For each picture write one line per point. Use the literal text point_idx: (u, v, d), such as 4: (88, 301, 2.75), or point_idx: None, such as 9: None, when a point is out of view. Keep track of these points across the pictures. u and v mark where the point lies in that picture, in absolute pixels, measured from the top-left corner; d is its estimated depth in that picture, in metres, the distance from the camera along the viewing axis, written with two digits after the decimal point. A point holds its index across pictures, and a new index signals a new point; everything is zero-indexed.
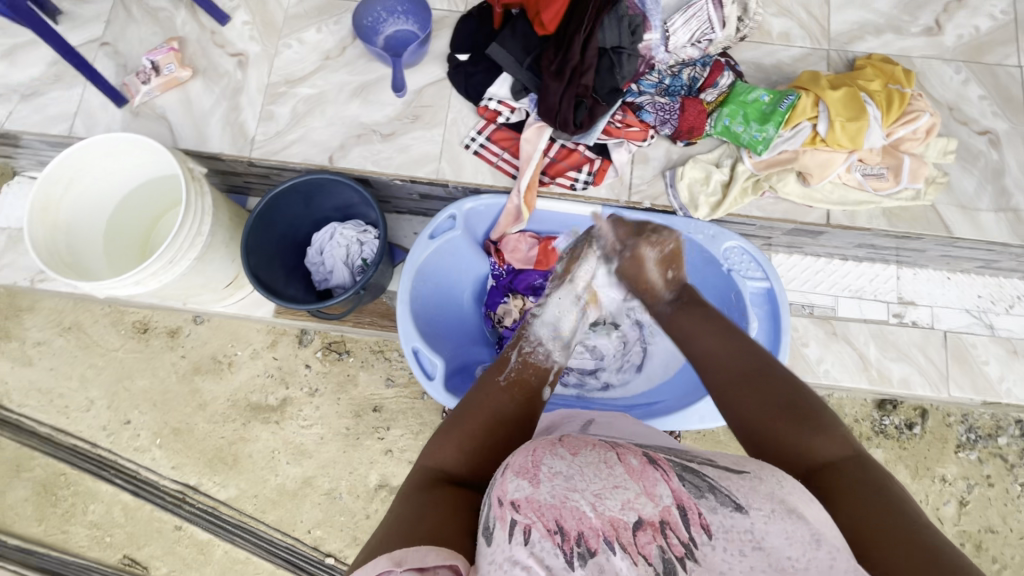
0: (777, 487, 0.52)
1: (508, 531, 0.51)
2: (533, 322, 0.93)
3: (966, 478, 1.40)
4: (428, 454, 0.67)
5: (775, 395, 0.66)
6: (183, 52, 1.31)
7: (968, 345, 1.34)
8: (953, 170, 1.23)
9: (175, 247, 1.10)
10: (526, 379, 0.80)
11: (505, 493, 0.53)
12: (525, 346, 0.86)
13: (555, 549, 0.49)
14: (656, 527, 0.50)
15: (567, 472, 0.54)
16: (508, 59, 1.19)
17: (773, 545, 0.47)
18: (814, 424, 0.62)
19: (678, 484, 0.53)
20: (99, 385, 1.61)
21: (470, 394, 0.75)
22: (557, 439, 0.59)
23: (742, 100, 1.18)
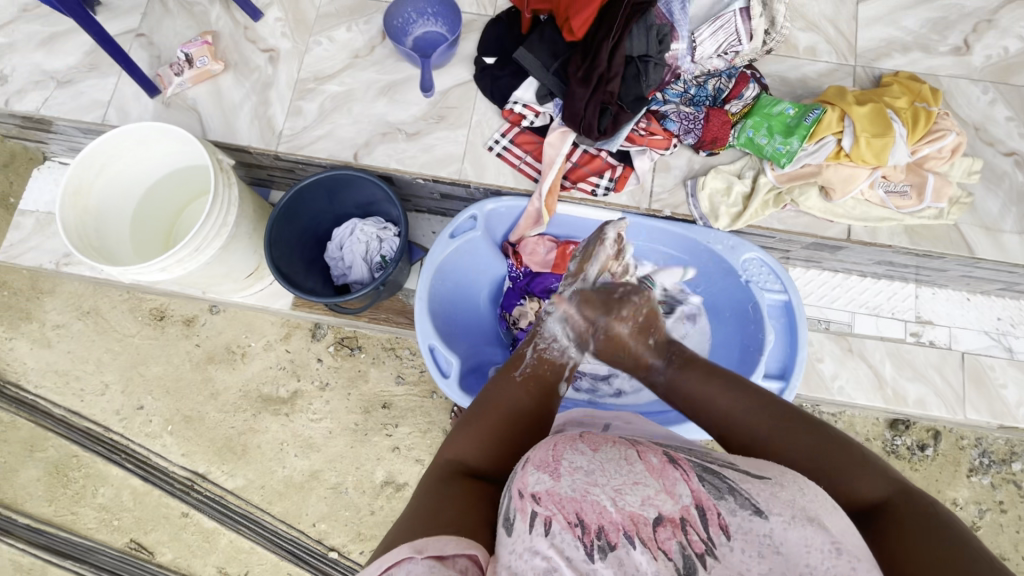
0: (798, 494, 0.52)
1: (529, 522, 0.52)
2: (546, 318, 0.94)
3: (978, 503, 1.38)
4: (447, 448, 0.67)
5: (812, 439, 0.63)
6: (216, 46, 1.34)
7: (986, 367, 1.33)
8: (977, 191, 1.22)
9: (201, 236, 1.12)
10: (542, 374, 0.81)
11: (526, 485, 0.55)
12: (540, 342, 0.89)
13: (575, 541, 0.50)
14: (676, 523, 0.50)
15: (588, 467, 0.55)
16: (535, 64, 1.21)
17: (790, 551, 0.47)
18: (857, 462, 0.60)
19: (698, 484, 0.52)
20: (114, 370, 1.63)
21: (486, 388, 0.76)
22: (577, 436, 0.61)
23: (767, 113, 1.18)
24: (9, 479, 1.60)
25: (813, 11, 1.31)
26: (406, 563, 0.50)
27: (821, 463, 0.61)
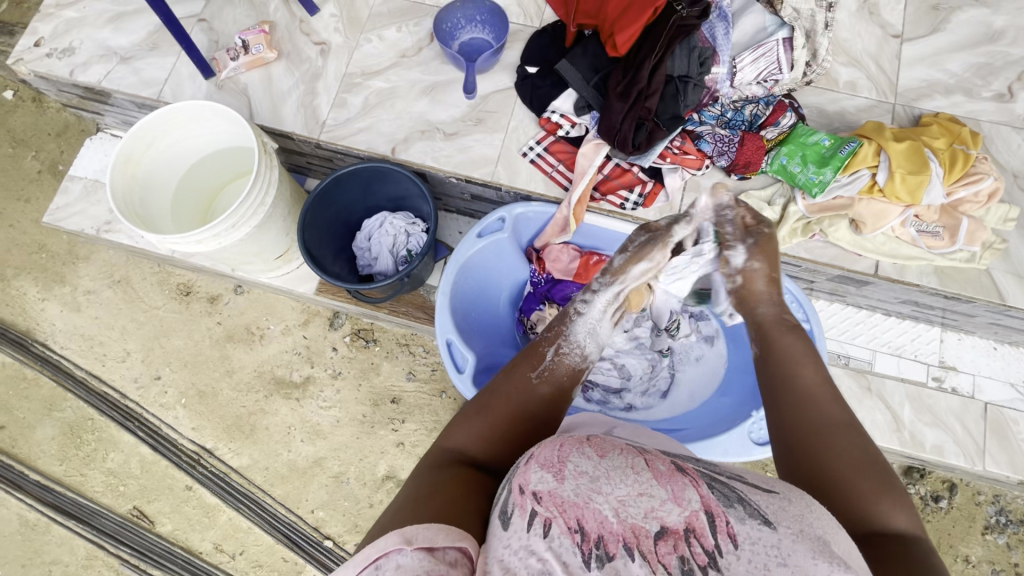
0: (807, 511, 0.50)
1: (527, 520, 0.51)
2: (575, 316, 0.88)
3: (992, 562, 1.34)
4: (447, 436, 0.67)
5: (869, 454, 0.59)
6: (272, 36, 1.40)
7: (1009, 421, 1.30)
8: (1012, 238, 1.20)
9: (238, 214, 1.16)
10: (558, 381, 0.76)
11: (528, 483, 0.53)
12: (564, 346, 0.81)
13: (573, 547, 0.48)
14: (679, 535, 0.49)
15: (594, 473, 0.53)
16: (576, 77, 1.24)
17: (798, 564, 0.46)
18: (895, 494, 0.56)
19: (707, 491, 0.52)
20: (137, 339, 1.68)
21: (496, 382, 0.73)
22: (585, 437, 0.58)
23: (802, 142, 1.18)
24: (25, 435, 1.65)
25: (856, 47, 1.32)
26: (394, 555, 0.48)
27: (859, 478, 0.57)
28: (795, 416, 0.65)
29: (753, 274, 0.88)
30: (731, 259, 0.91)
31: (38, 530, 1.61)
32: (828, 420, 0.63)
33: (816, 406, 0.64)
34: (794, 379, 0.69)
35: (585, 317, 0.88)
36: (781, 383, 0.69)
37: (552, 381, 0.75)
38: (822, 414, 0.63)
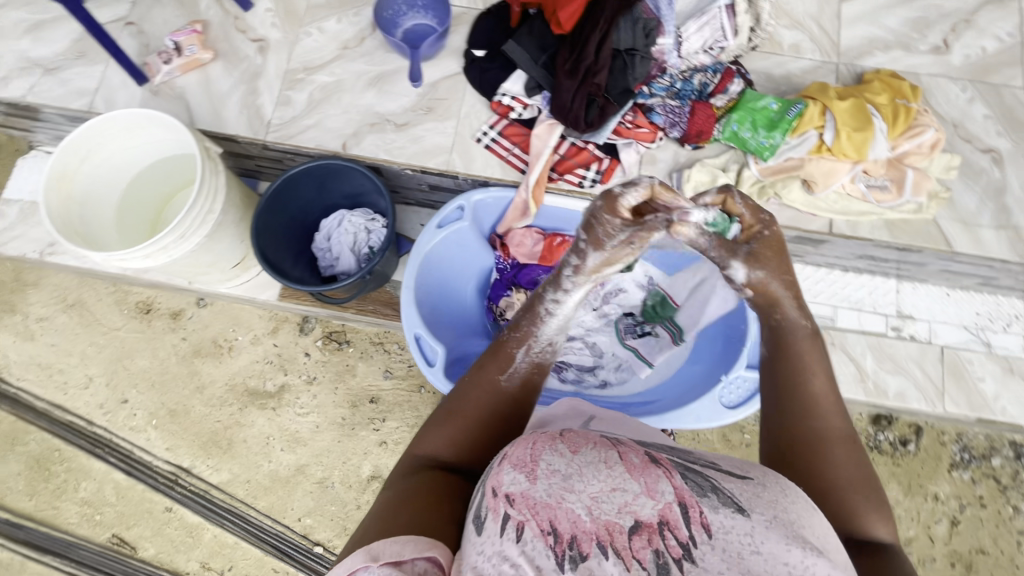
0: (781, 496, 0.49)
1: (499, 524, 0.47)
2: (545, 318, 0.77)
3: (959, 497, 1.40)
4: (419, 444, 0.66)
5: (863, 467, 0.64)
6: (206, 36, 1.34)
7: (965, 361, 1.35)
8: (956, 186, 1.25)
9: (186, 225, 1.12)
10: (529, 381, 0.72)
11: (500, 484, 0.49)
12: (534, 344, 0.75)
13: (546, 550, 0.44)
14: (653, 529, 0.45)
15: (566, 471, 0.49)
16: (522, 56, 1.21)
17: (771, 550, 0.43)
18: (878, 500, 0.63)
19: (681, 481, 0.48)
20: (99, 363, 1.62)
21: (463, 385, 0.70)
22: (558, 433, 0.54)
23: (751, 107, 1.20)
24: None
25: (797, 9, 1.34)
26: (362, 573, 0.47)
27: (853, 488, 0.62)
28: (805, 422, 0.66)
29: (765, 284, 0.73)
30: (732, 276, 0.75)
31: (14, 569, 1.55)
32: (835, 431, 0.65)
33: (826, 418, 0.66)
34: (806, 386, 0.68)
35: (555, 320, 0.77)
36: (793, 388, 0.68)
37: (524, 383, 0.71)
38: (831, 425, 0.66)
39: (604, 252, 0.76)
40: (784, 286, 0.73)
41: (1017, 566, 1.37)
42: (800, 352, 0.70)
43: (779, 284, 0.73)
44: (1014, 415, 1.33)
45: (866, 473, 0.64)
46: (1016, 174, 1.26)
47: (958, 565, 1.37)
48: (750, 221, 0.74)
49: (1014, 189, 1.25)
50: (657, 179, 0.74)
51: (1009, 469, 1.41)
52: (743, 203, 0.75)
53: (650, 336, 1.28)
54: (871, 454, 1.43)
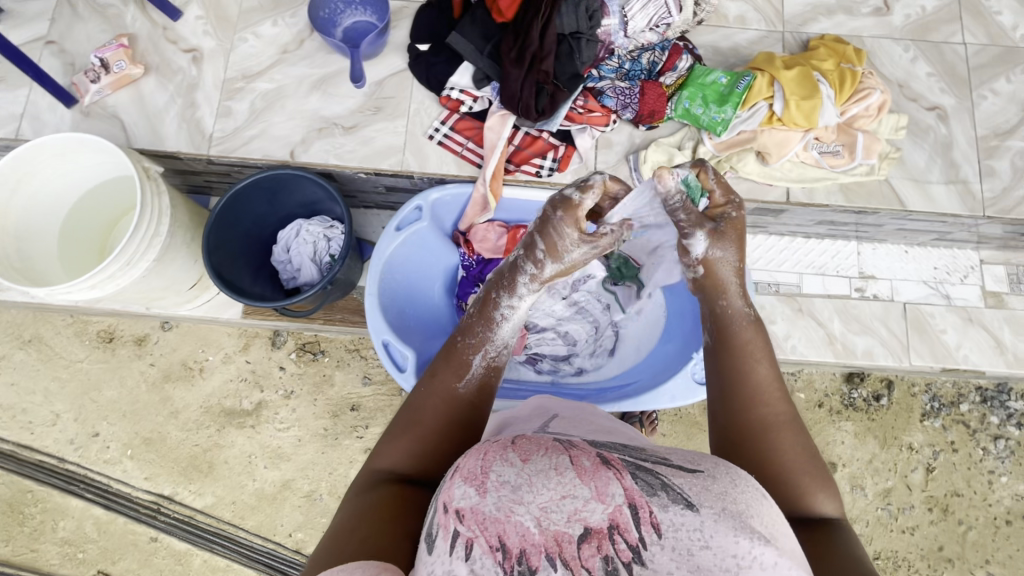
0: (731, 487, 0.50)
1: (450, 542, 0.49)
2: (500, 322, 0.77)
3: (932, 445, 1.45)
4: (378, 458, 0.66)
5: (807, 447, 0.66)
6: (134, 50, 1.27)
7: (927, 315, 1.39)
8: (905, 145, 1.26)
9: (130, 251, 1.07)
10: (487, 387, 0.73)
11: (451, 500, 0.51)
12: (490, 350, 0.75)
13: (496, 566, 0.46)
14: (602, 535, 0.47)
15: (516, 482, 0.50)
16: (467, 48, 1.19)
17: (719, 544, 0.45)
18: (825, 479, 0.64)
19: (631, 482, 0.49)
20: (65, 399, 1.56)
21: (419, 394, 0.71)
22: (509, 441, 0.56)
23: (701, 83, 1.19)
24: None
25: None
26: None
27: (800, 469, 0.64)
28: (750, 410, 0.67)
29: (717, 262, 0.77)
30: (691, 249, 0.78)
31: None
32: (779, 415, 0.67)
33: (770, 404, 0.67)
34: (747, 373, 0.69)
35: (510, 323, 0.78)
36: (737, 376, 0.69)
37: (482, 387, 0.72)
38: (774, 410, 0.67)
39: (561, 262, 0.79)
40: (731, 268, 0.77)
41: (990, 504, 1.43)
42: (741, 339, 0.72)
43: (726, 264, 0.77)
44: (977, 362, 1.37)
45: (809, 451, 0.66)
46: (961, 129, 1.28)
47: (934, 510, 1.42)
48: (720, 201, 0.80)
49: (961, 143, 1.27)
50: (607, 179, 0.81)
51: (977, 413, 1.46)
52: (715, 179, 0.80)
53: (625, 288, 1.27)
54: (847, 412, 1.46)
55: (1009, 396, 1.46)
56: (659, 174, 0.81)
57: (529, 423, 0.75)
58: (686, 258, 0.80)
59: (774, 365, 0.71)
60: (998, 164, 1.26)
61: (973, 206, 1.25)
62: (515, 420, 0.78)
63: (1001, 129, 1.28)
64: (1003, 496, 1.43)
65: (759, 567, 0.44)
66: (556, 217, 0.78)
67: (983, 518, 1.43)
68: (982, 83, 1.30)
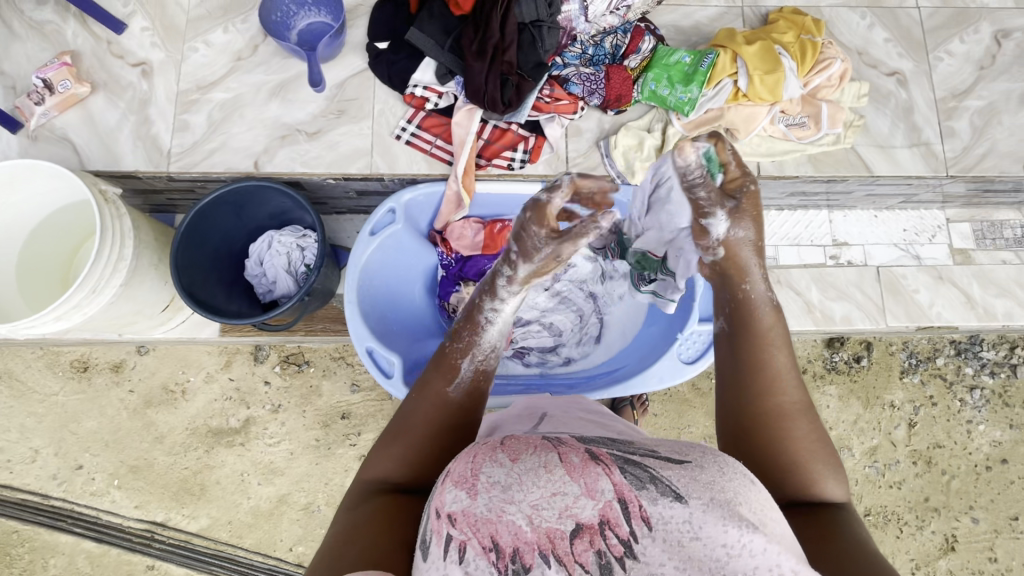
0: (719, 475, 0.50)
1: (444, 547, 0.49)
2: (486, 326, 0.75)
3: (912, 401, 1.49)
4: (368, 468, 0.66)
5: (819, 434, 0.66)
6: (79, 67, 1.22)
7: (899, 276, 1.42)
8: (868, 112, 1.28)
9: (94, 278, 1.03)
10: (476, 390, 0.71)
11: (443, 505, 0.51)
12: (478, 353, 0.73)
13: (490, 567, 0.47)
14: (594, 530, 0.47)
15: (506, 482, 0.51)
16: (427, 43, 1.16)
17: (709, 535, 0.46)
18: (835, 465, 0.65)
19: (620, 477, 0.50)
20: (42, 434, 1.51)
21: (409, 401, 0.69)
22: (498, 441, 0.56)
23: (665, 63, 1.19)
24: None
25: None
26: None
27: (808, 456, 0.65)
28: (764, 398, 0.66)
29: (738, 245, 0.74)
30: (711, 228, 0.75)
31: None
32: (793, 402, 0.66)
33: (785, 392, 0.66)
34: (763, 362, 0.68)
35: (495, 327, 0.76)
36: (753, 364, 0.68)
37: (473, 390, 0.71)
38: (790, 398, 0.66)
39: (534, 263, 0.75)
40: (750, 248, 0.74)
41: (970, 453, 1.48)
42: (762, 327, 0.70)
43: (746, 245, 0.74)
44: (950, 318, 1.41)
45: (820, 436, 0.66)
46: (921, 93, 1.31)
47: (919, 463, 1.47)
48: (735, 177, 0.75)
49: (921, 107, 1.29)
50: (576, 177, 0.78)
51: (953, 366, 1.50)
52: (732, 152, 0.74)
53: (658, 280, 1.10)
54: (830, 376, 1.50)
55: (982, 347, 1.50)
56: (678, 147, 0.76)
57: (521, 423, 0.75)
58: (705, 240, 0.76)
59: (791, 353, 0.69)
60: (958, 124, 1.29)
61: (936, 167, 1.27)
62: (506, 423, 0.78)
63: (958, 90, 1.31)
64: (982, 443, 1.49)
65: (748, 554, 0.45)
66: (526, 216, 0.75)
67: (965, 467, 1.48)
68: (938, 45, 1.33)
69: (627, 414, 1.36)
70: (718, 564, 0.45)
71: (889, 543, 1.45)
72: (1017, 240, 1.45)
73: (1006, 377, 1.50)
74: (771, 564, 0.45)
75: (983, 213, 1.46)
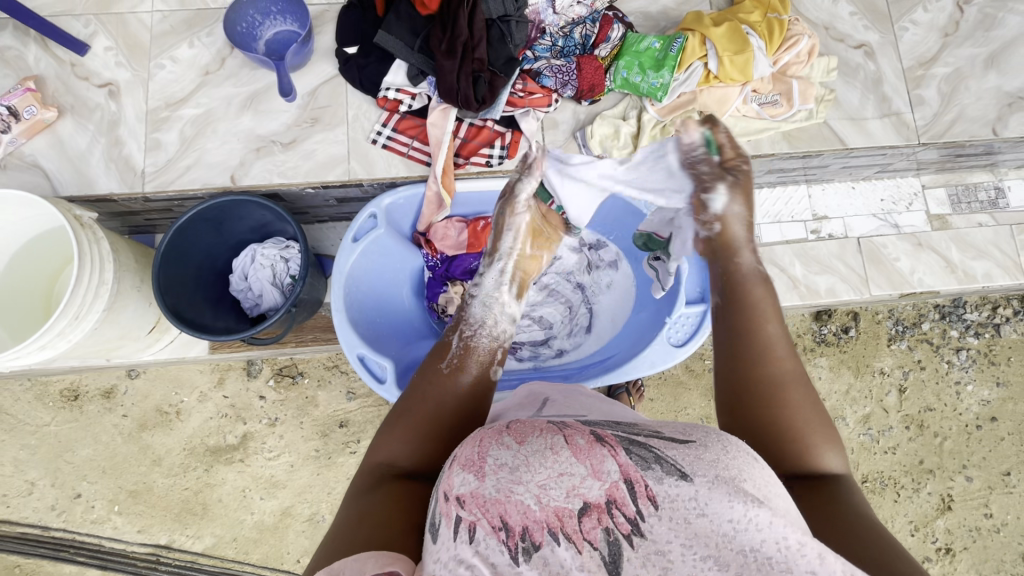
0: (722, 453, 0.51)
1: (453, 528, 0.50)
2: (470, 301, 0.86)
3: (902, 366, 1.52)
4: (376, 450, 0.66)
5: (816, 405, 0.67)
6: (43, 92, 1.20)
7: (879, 246, 1.44)
8: (838, 86, 1.30)
9: (77, 305, 1.02)
10: (468, 365, 0.75)
11: (451, 488, 0.52)
12: (465, 328, 0.81)
13: (500, 546, 0.47)
14: (601, 508, 0.48)
15: (513, 463, 0.52)
16: (397, 45, 1.15)
17: (715, 510, 0.46)
18: (834, 436, 0.66)
19: (625, 458, 0.51)
20: (37, 466, 1.49)
21: (413, 385, 0.73)
22: (505, 426, 0.57)
23: (636, 51, 1.19)
24: None
25: None
26: None
27: (810, 424, 0.65)
28: (759, 367, 0.68)
29: (732, 219, 0.83)
30: (711, 203, 0.85)
31: None
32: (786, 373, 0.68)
33: (781, 361, 0.69)
34: (757, 334, 0.71)
35: (479, 303, 0.86)
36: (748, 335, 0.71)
37: (464, 366, 0.75)
38: (785, 367, 0.68)
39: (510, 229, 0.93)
40: (741, 224, 0.83)
41: (960, 413, 1.51)
42: (753, 300, 0.75)
43: (738, 220, 0.83)
44: (931, 284, 1.44)
45: (816, 411, 0.67)
46: (889, 63, 1.32)
47: (911, 427, 1.50)
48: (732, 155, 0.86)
49: (890, 77, 1.31)
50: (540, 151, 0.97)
51: (939, 329, 1.53)
52: (726, 134, 0.88)
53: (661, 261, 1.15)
54: (820, 349, 1.52)
55: (965, 309, 1.53)
56: (685, 126, 0.90)
57: (520, 411, 0.77)
58: (704, 215, 0.86)
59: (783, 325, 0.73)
60: (926, 92, 1.31)
61: (908, 136, 1.29)
62: (507, 410, 0.79)
63: (925, 58, 1.33)
64: (971, 403, 1.52)
65: (755, 527, 0.46)
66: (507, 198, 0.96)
67: (956, 427, 1.51)
68: (902, 15, 1.34)
69: (624, 401, 1.38)
70: (726, 539, 0.45)
71: (887, 507, 1.48)
72: (991, 202, 1.47)
73: (991, 336, 1.53)
74: (780, 537, 0.46)
75: (957, 178, 1.49)
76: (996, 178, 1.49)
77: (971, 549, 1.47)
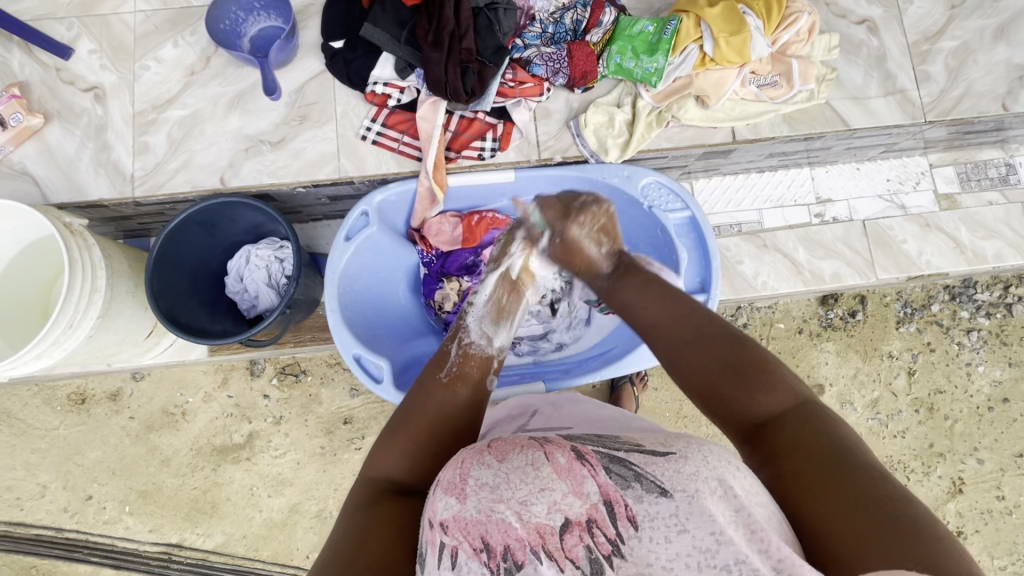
0: (704, 464, 0.49)
1: (437, 555, 0.48)
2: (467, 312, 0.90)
3: (910, 349, 1.49)
4: (373, 464, 0.63)
5: (723, 350, 0.61)
6: (29, 98, 1.18)
7: (886, 228, 1.40)
8: (840, 64, 1.26)
9: (70, 312, 1.02)
10: (468, 371, 0.76)
11: (435, 514, 0.51)
12: (463, 338, 0.84)
13: (482, 568, 0.46)
14: (582, 526, 0.47)
15: (493, 482, 0.51)
16: (384, 38, 1.12)
17: (697, 525, 0.45)
18: (763, 375, 0.58)
19: (605, 477, 0.49)
20: (48, 468, 1.51)
21: (411, 396, 0.71)
22: (485, 445, 0.57)
23: (629, 34, 1.16)
24: None
25: None
26: None
27: (717, 376, 0.60)
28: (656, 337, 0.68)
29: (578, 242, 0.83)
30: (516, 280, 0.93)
31: None
32: (681, 323, 0.66)
33: (669, 321, 0.68)
34: (644, 314, 0.71)
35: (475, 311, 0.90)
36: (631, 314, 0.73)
37: (461, 374, 0.75)
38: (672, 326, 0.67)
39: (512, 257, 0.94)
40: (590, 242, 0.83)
41: (971, 395, 1.48)
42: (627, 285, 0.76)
43: (585, 242, 0.83)
44: (940, 265, 1.40)
45: (726, 338, 0.62)
46: (893, 39, 1.28)
47: (921, 411, 1.48)
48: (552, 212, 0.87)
49: (894, 53, 1.27)
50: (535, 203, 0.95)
51: (949, 311, 1.49)
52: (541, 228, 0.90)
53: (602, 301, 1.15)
54: (827, 334, 1.49)
55: (975, 289, 1.49)
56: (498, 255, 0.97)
57: (512, 423, 0.77)
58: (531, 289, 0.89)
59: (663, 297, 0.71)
60: (933, 67, 1.26)
61: (914, 114, 1.25)
62: (495, 425, 0.79)
63: (931, 32, 1.28)
64: (982, 385, 1.49)
65: (739, 539, 0.44)
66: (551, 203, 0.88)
67: (966, 409, 1.48)
68: None
69: (626, 391, 1.36)
70: (709, 554, 0.43)
71: None
72: (1002, 179, 1.43)
73: (1002, 316, 1.49)
74: (766, 546, 0.44)
75: (965, 155, 1.44)
76: (1007, 154, 1.44)
77: (983, 532, 1.45)
